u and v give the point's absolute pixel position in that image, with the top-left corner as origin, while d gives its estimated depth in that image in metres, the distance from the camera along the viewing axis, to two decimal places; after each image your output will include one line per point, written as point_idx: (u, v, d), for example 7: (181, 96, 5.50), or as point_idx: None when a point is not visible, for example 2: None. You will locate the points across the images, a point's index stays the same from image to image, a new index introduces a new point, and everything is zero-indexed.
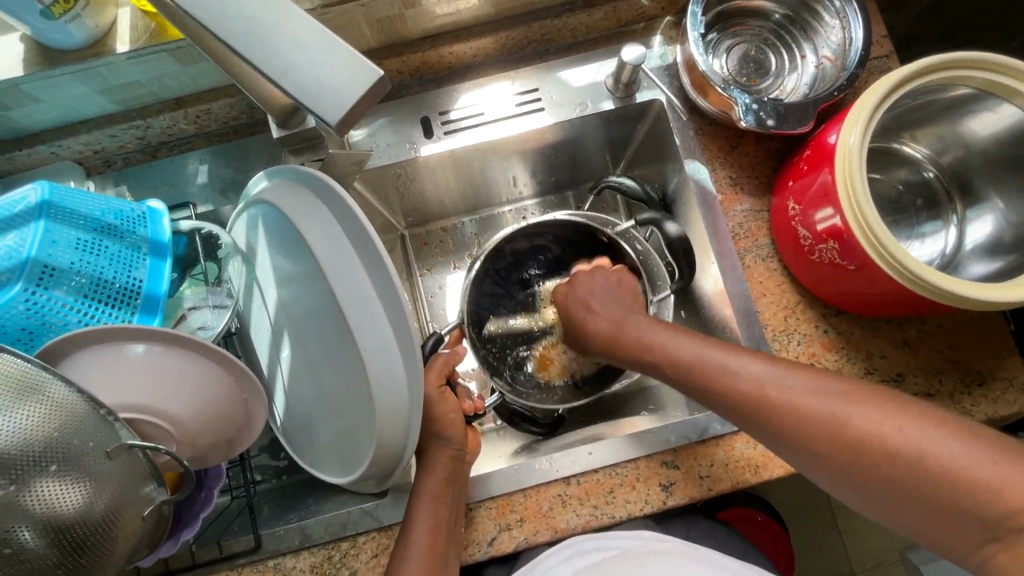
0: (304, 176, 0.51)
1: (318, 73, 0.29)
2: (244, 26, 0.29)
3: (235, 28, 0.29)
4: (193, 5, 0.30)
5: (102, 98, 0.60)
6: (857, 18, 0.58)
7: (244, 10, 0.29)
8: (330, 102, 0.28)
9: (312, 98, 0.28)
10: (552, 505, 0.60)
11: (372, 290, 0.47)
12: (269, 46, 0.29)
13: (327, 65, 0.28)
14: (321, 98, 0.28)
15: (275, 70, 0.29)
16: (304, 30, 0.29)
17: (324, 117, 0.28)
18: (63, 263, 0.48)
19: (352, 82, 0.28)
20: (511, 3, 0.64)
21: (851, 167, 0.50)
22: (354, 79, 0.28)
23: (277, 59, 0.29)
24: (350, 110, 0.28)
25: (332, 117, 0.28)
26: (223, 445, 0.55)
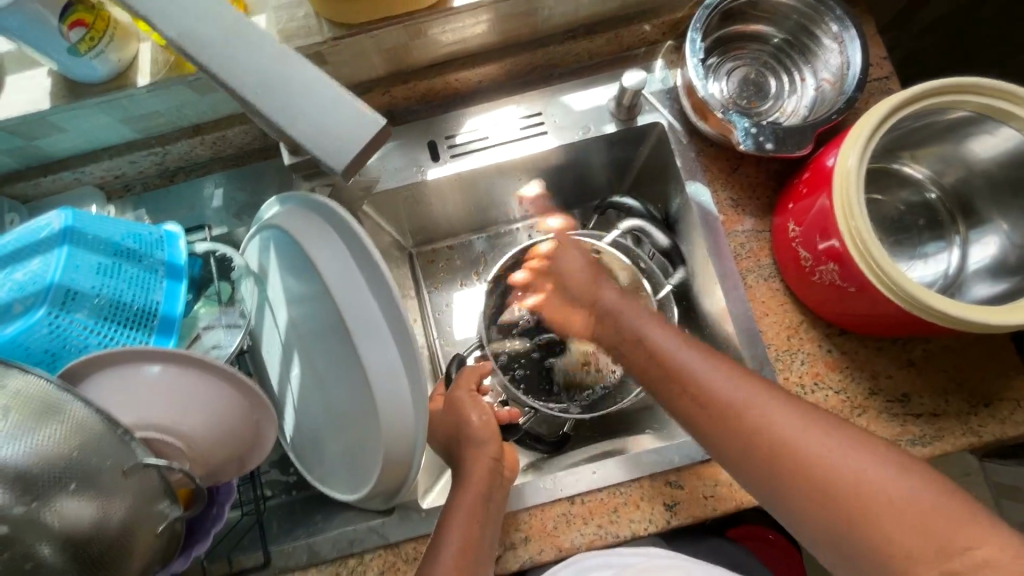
0: (316, 201, 0.53)
1: (326, 122, 0.30)
2: (255, 76, 0.31)
3: (249, 78, 0.31)
4: (206, 57, 0.32)
5: (124, 127, 0.62)
6: (854, 44, 0.59)
7: (257, 61, 0.31)
8: (336, 149, 0.30)
9: (318, 146, 0.30)
10: (556, 525, 0.61)
11: (378, 313, 0.48)
12: (280, 95, 0.31)
13: (335, 115, 0.30)
14: (327, 145, 0.30)
15: (285, 117, 0.30)
16: (313, 82, 0.31)
17: (332, 163, 0.29)
18: (86, 287, 0.51)
19: (357, 131, 0.30)
20: (515, 31, 0.66)
21: (849, 191, 0.50)
22: (359, 130, 0.30)
23: (286, 108, 0.30)
24: (357, 156, 0.30)
25: (339, 163, 0.29)
26: (235, 461, 0.57)
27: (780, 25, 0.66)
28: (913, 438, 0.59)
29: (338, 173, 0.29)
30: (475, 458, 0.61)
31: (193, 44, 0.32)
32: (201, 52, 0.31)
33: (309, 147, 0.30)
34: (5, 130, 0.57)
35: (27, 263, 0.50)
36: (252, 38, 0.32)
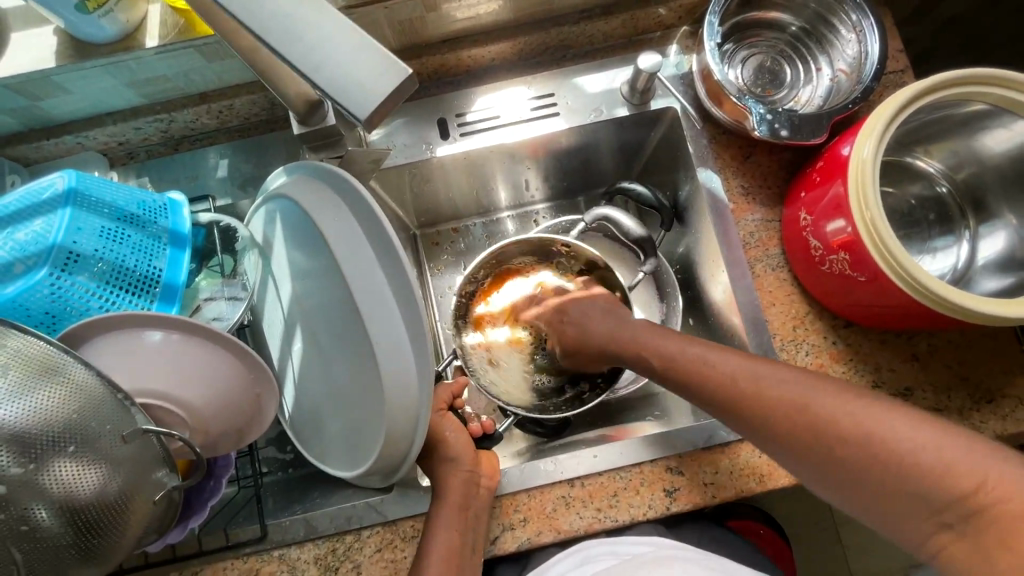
0: (327, 173, 0.52)
1: (352, 71, 0.29)
2: (280, 21, 0.30)
3: (273, 23, 0.30)
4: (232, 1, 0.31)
5: (129, 92, 0.61)
6: (873, 32, 0.59)
7: (282, 10, 0.30)
8: (359, 97, 0.29)
9: (343, 94, 0.29)
10: (556, 507, 0.60)
11: (387, 286, 0.48)
12: (305, 44, 0.30)
13: (362, 66, 0.29)
14: (352, 94, 0.29)
15: (309, 65, 0.30)
16: (338, 31, 0.30)
17: (355, 112, 0.28)
18: (87, 250, 0.50)
19: (380, 80, 0.29)
20: (530, 9, 0.65)
21: (865, 179, 0.50)
22: (383, 79, 0.29)
23: (313, 55, 0.30)
24: (380, 107, 0.29)
25: (362, 113, 0.28)
26: (233, 434, 0.56)
27: (798, 12, 0.65)
28: None
29: (361, 124, 0.29)
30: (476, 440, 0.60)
31: None
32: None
33: (334, 97, 0.29)
34: (9, 88, 0.56)
35: (29, 223, 0.50)
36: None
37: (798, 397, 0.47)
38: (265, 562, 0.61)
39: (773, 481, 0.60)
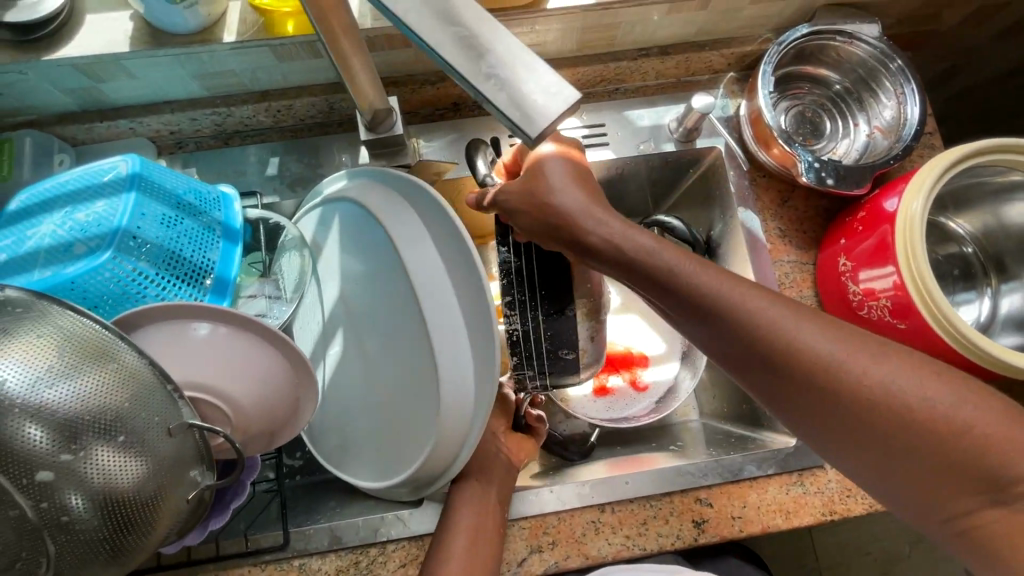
0: (396, 179, 0.53)
1: (518, 85, 0.28)
2: (439, 27, 0.29)
3: (436, 29, 0.29)
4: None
5: (192, 82, 0.61)
6: (914, 97, 0.63)
7: (445, 18, 0.29)
8: (526, 114, 0.28)
9: (511, 106, 0.28)
10: (585, 532, 0.60)
11: (454, 296, 0.48)
12: (469, 54, 0.29)
13: (529, 81, 0.28)
14: (522, 106, 0.28)
15: (471, 73, 0.29)
16: (502, 44, 0.29)
17: (525, 130, 0.28)
18: (150, 236, 0.49)
19: (549, 98, 0.28)
20: (594, 42, 0.67)
21: (915, 231, 0.52)
22: (554, 99, 0.28)
23: (474, 63, 0.29)
24: (548, 127, 0.28)
25: (532, 130, 0.28)
26: (266, 435, 0.55)
27: (843, 72, 0.69)
28: None
29: (528, 139, 0.28)
30: None
31: None
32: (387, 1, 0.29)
33: (502, 108, 0.28)
34: (76, 68, 0.56)
35: (90, 205, 0.49)
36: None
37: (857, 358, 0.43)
38: (284, 571, 0.59)
39: (798, 518, 0.61)
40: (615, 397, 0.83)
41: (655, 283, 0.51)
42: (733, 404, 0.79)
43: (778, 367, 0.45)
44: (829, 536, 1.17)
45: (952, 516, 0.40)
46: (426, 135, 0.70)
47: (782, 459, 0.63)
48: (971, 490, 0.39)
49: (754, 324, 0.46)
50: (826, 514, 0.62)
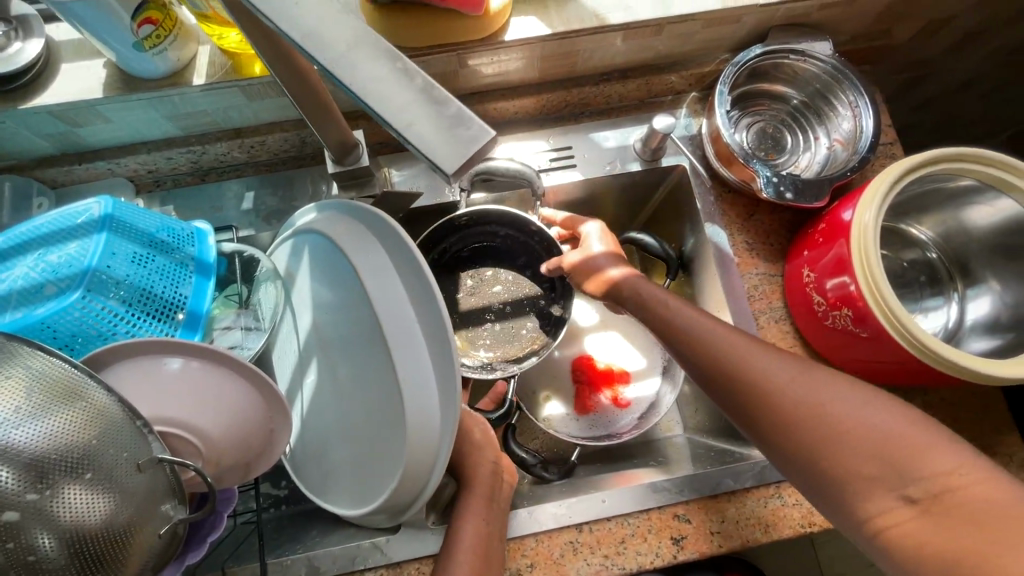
0: (358, 210, 0.54)
1: (434, 123, 0.29)
2: (363, 75, 0.30)
3: (357, 77, 0.30)
4: (314, 49, 0.31)
5: (167, 124, 0.63)
6: (868, 110, 0.65)
7: (372, 66, 0.30)
8: (444, 150, 0.28)
9: (428, 144, 0.28)
10: (563, 552, 0.60)
11: (416, 322, 0.49)
12: (393, 99, 0.29)
13: (444, 120, 0.29)
14: (439, 143, 0.28)
15: (390, 114, 0.29)
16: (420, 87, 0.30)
17: (441, 165, 0.28)
18: (120, 275, 0.51)
19: (463, 135, 0.28)
20: (556, 70, 0.69)
21: (866, 241, 0.54)
22: (466, 136, 0.28)
23: (392, 106, 0.29)
24: (464, 163, 0.28)
25: (448, 165, 0.28)
26: (240, 468, 0.55)
27: (799, 88, 0.71)
28: None
29: (445, 177, 0.28)
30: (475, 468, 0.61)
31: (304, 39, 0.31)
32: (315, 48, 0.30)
33: (421, 148, 0.28)
34: (51, 115, 0.57)
35: (63, 246, 0.50)
36: (371, 48, 0.31)
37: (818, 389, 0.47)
38: None
39: (777, 531, 0.61)
40: (598, 415, 0.84)
41: (655, 319, 0.61)
42: (714, 417, 0.79)
43: (734, 382, 0.51)
44: (830, 547, 1.16)
45: (882, 522, 0.42)
46: (396, 164, 0.72)
47: (759, 472, 0.63)
48: (897, 496, 0.41)
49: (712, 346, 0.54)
50: (805, 526, 0.61)
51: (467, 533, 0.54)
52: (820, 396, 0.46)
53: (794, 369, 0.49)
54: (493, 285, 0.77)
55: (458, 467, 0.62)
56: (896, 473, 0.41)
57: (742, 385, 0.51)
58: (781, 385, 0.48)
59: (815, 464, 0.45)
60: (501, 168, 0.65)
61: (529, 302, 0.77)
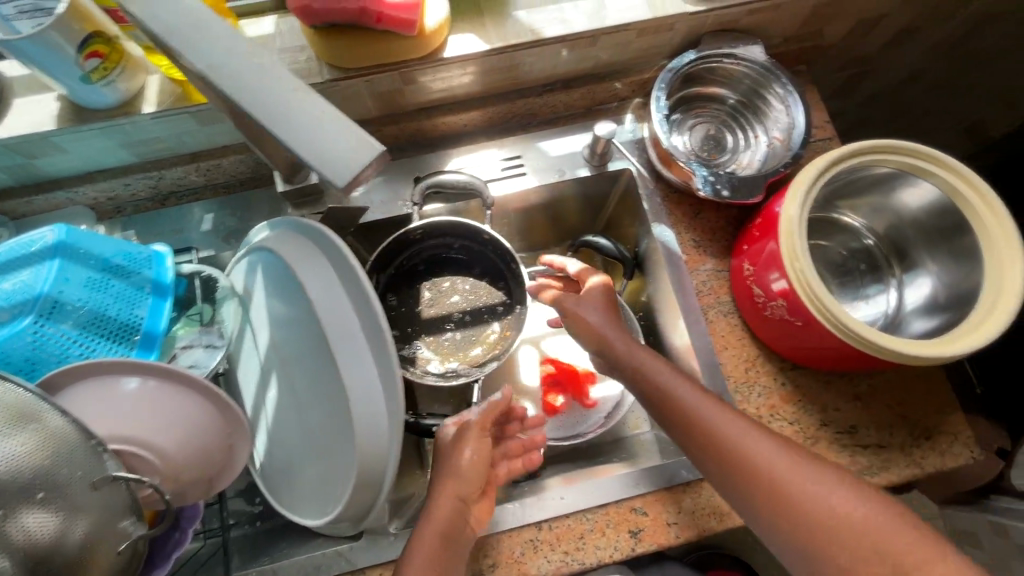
0: (305, 226, 0.56)
1: (329, 142, 0.31)
2: (263, 98, 0.32)
3: (257, 100, 0.32)
4: (218, 75, 0.33)
5: (123, 152, 0.65)
6: (798, 108, 0.68)
7: (274, 90, 0.32)
8: (337, 166, 0.30)
9: (322, 161, 0.30)
10: (524, 551, 0.61)
11: (360, 332, 0.50)
12: (290, 120, 0.31)
13: (338, 138, 0.31)
14: (331, 160, 0.30)
15: (289, 135, 0.31)
16: (318, 108, 0.32)
17: (333, 179, 0.30)
18: (72, 299, 0.52)
19: (355, 151, 0.30)
20: (500, 83, 0.71)
21: (791, 232, 0.56)
22: (358, 153, 0.30)
23: (290, 127, 0.31)
24: (355, 175, 0.30)
25: (339, 179, 0.30)
26: (202, 482, 0.56)
27: (734, 88, 0.74)
28: (862, 469, 0.64)
29: (338, 188, 0.30)
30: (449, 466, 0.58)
31: (210, 67, 0.33)
32: (215, 70, 0.32)
33: (314, 164, 0.30)
34: (7, 148, 0.59)
35: (17, 274, 0.52)
36: (269, 71, 0.33)
37: (802, 465, 0.50)
38: None
39: (732, 519, 0.63)
40: (566, 416, 0.85)
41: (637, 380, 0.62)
42: None
43: (716, 450, 0.53)
44: None
45: None
46: None
47: None
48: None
49: (695, 417, 0.56)
50: None
51: (427, 541, 0.53)
52: (800, 476, 0.49)
53: (776, 450, 0.51)
54: (451, 296, 0.79)
55: (438, 468, 0.59)
56: (873, 551, 0.44)
57: (723, 454, 0.53)
58: (761, 460, 0.51)
59: (796, 538, 0.48)
60: (444, 181, 0.69)
61: (486, 309, 0.79)
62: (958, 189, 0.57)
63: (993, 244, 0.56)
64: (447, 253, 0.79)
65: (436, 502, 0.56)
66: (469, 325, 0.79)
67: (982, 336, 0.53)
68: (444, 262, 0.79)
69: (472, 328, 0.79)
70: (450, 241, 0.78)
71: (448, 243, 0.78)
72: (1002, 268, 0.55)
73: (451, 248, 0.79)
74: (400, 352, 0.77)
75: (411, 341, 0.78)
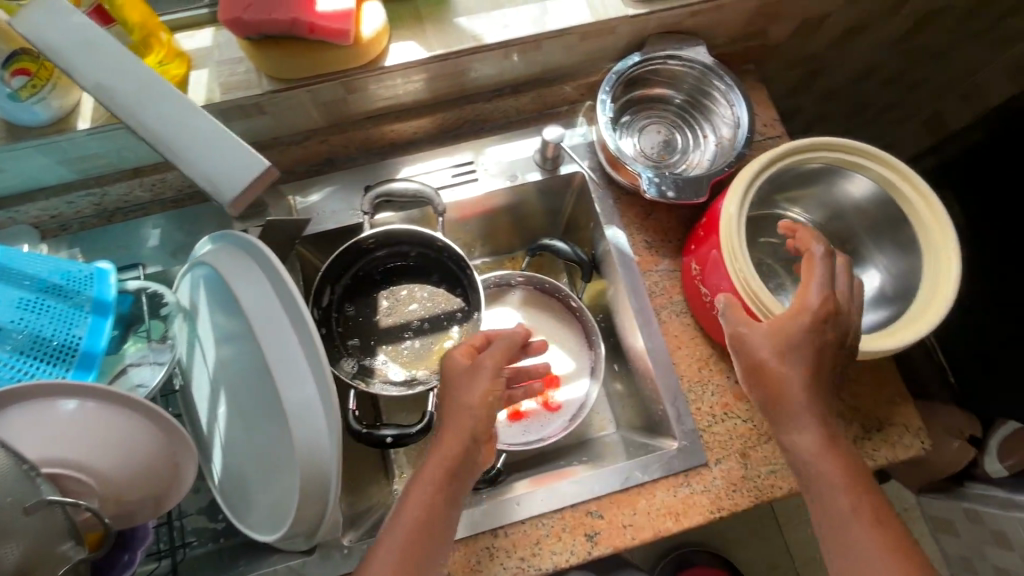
0: (242, 241, 0.55)
1: (218, 161, 0.37)
2: (158, 122, 0.38)
3: (153, 124, 0.38)
4: (115, 102, 0.38)
5: (62, 169, 0.64)
6: (742, 107, 0.69)
7: (164, 112, 0.38)
8: (225, 185, 0.37)
9: (212, 179, 0.37)
10: (480, 559, 0.61)
11: (297, 347, 0.50)
12: (182, 141, 0.38)
13: (226, 158, 0.37)
14: (219, 180, 0.37)
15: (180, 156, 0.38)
16: (208, 128, 0.38)
17: (222, 197, 0.37)
18: (4, 322, 0.52)
19: (242, 169, 0.37)
20: (446, 90, 0.71)
21: (732, 231, 0.58)
22: (244, 170, 0.37)
23: (181, 149, 0.38)
24: (241, 191, 0.37)
25: (227, 195, 0.37)
26: (150, 500, 0.56)
27: (679, 88, 0.74)
28: None
29: (225, 203, 0.37)
30: (459, 418, 0.57)
31: (105, 92, 0.38)
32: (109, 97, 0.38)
33: (206, 183, 0.37)
34: None
35: None
36: (160, 95, 0.39)
37: (884, 520, 0.50)
38: None
39: (688, 518, 0.63)
40: (530, 421, 0.84)
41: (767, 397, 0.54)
42: (640, 413, 0.81)
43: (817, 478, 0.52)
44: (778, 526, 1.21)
45: None
46: (302, 192, 0.74)
47: (667, 463, 0.65)
48: None
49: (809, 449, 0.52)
50: (714, 511, 0.63)
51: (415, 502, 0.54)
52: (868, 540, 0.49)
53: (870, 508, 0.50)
54: (409, 304, 0.79)
55: (448, 404, 0.59)
56: None
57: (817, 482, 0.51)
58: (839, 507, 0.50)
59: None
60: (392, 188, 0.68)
61: (444, 315, 0.79)
62: (895, 184, 0.61)
63: (930, 238, 0.60)
64: (404, 261, 0.79)
65: (442, 444, 0.56)
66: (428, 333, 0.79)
67: (924, 323, 0.56)
68: (400, 270, 0.79)
69: (430, 335, 0.78)
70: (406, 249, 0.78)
71: (405, 252, 0.78)
72: (939, 263, 0.58)
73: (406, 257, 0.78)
74: (360, 362, 0.76)
75: (372, 352, 0.77)
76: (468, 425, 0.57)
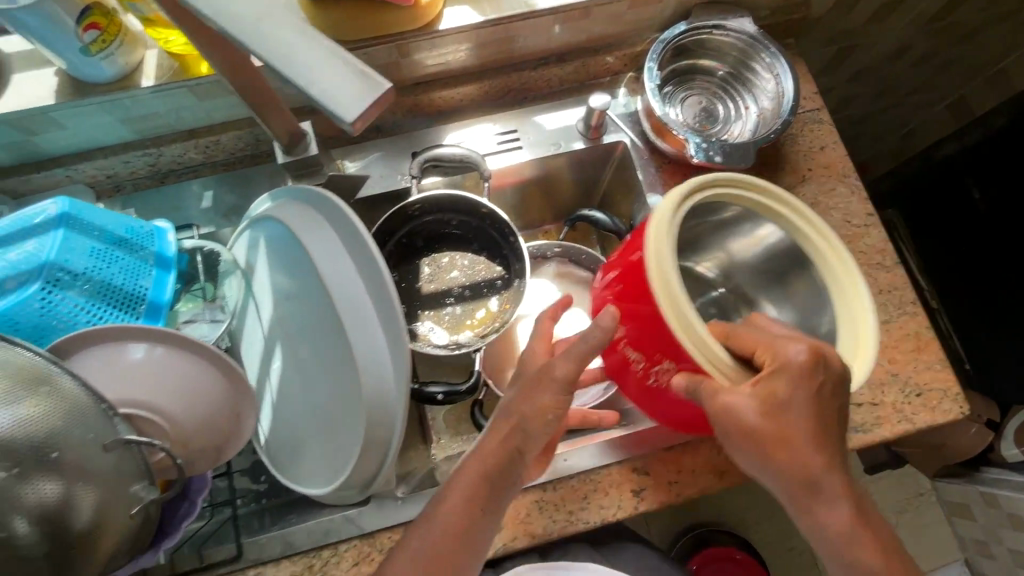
0: (311, 196, 0.57)
1: (336, 84, 0.37)
2: (276, 49, 0.38)
3: (272, 50, 0.38)
4: (237, 32, 0.39)
5: (122, 127, 0.66)
6: (787, 77, 0.70)
7: (283, 39, 0.38)
8: (345, 105, 0.36)
9: (333, 101, 0.36)
10: (530, 512, 0.63)
11: (367, 297, 0.51)
12: (298, 66, 0.37)
13: (345, 79, 0.37)
14: (339, 101, 0.36)
15: (301, 80, 0.37)
16: (326, 54, 0.38)
17: (342, 115, 0.35)
18: (79, 268, 0.53)
19: (362, 90, 0.36)
20: (494, 58, 0.73)
21: (663, 285, 0.44)
22: (364, 90, 0.36)
23: (300, 72, 0.37)
24: (363, 109, 0.36)
25: (348, 114, 0.35)
26: (210, 450, 0.56)
27: (723, 60, 0.75)
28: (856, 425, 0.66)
29: (346, 123, 0.36)
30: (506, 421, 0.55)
31: (226, 22, 0.39)
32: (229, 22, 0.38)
33: (327, 104, 0.36)
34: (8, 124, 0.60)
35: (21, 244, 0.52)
36: (277, 23, 0.39)
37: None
38: None
39: (731, 477, 0.65)
40: None
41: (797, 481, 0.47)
42: None
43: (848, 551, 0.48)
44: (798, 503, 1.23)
45: None
46: (349, 156, 0.75)
47: None
48: None
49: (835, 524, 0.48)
50: None
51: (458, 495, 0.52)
52: None
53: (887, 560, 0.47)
54: (451, 271, 0.81)
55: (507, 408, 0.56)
56: None
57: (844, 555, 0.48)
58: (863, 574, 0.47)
59: None
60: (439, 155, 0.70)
61: (485, 283, 0.80)
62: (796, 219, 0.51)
63: (843, 290, 0.50)
64: (447, 229, 0.80)
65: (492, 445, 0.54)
66: (469, 299, 0.80)
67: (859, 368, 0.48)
68: (444, 237, 0.80)
69: (473, 302, 0.80)
70: (450, 217, 0.79)
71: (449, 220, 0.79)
72: (854, 315, 0.49)
73: (450, 225, 0.79)
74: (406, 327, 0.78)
75: (417, 318, 0.79)
76: (517, 434, 0.53)
